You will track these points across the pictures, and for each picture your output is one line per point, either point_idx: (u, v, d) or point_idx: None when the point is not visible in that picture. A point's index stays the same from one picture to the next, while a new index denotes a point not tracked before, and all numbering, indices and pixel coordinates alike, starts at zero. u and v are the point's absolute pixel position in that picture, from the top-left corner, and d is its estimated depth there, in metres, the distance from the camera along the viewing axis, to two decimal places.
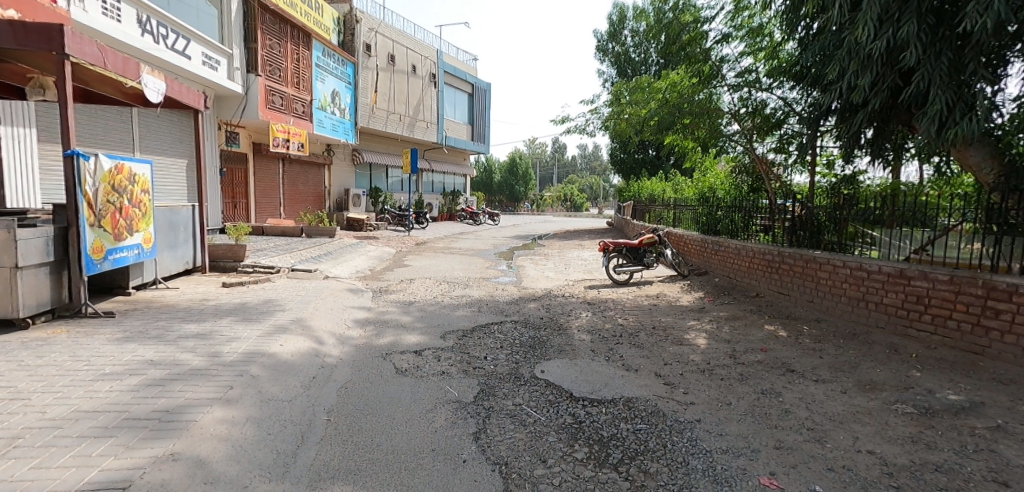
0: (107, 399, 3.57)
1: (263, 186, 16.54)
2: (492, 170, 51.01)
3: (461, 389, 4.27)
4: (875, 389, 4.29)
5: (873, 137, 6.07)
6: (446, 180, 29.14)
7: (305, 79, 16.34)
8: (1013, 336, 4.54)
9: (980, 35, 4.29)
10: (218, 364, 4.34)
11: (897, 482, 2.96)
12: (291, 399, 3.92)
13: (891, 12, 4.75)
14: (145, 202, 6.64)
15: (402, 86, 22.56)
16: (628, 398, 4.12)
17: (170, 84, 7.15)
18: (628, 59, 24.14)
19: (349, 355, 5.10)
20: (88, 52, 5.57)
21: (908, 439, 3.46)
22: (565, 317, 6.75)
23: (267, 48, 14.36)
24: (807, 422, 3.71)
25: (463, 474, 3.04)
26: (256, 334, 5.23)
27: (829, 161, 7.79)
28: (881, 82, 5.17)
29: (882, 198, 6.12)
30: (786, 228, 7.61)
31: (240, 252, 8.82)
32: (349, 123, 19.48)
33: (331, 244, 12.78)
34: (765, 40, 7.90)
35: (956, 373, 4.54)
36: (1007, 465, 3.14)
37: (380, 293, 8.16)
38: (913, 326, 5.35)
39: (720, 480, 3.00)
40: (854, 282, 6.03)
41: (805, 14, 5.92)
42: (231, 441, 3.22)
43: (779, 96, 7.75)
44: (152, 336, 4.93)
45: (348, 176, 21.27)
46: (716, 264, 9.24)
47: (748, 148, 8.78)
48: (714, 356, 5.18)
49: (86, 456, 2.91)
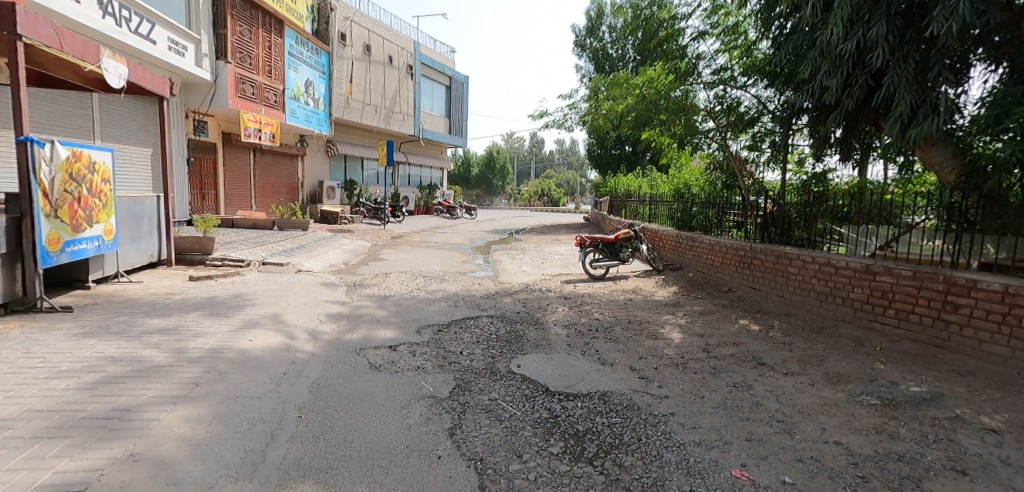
0: (63, 398, 3.42)
1: (233, 176, 16.08)
2: (470, 163, 50.93)
3: (437, 384, 4.23)
4: (842, 381, 4.39)
5: (843, 136, 6.22)
6: (423, 173, 28.93)
7: (278, 68, 15.94)
8: (971, 329, 4.69)
9: (946, 39, 4.39)
10: (184, 360, 4.21)
11: (862, 472, 3.04)
12: (260, 396, 3.80)
13: (862, 13, 4.84)
14: (107, 192, 6.39)
15: (378, 76, 22.20)
16: (603, 391, 4.14)
17: (134, 69, 6.88)
18: (606, 55, 24.26)
19: (321, 350, 4.99)
20: (42, 32, 5.30)
21: (874, 429, 3.55)
22: (542, 312, 6.75)
23: (237, 34, 13.95)
24: (777, 414, 3.78)
25: (439, 470, 3.01)
26: (224, 328, 5.10)
27: (800, 159, 7.92)
28: (853, 83, 5.25)
29: (851, 195, 6.26)
30: (757, 224, 7.72)
31: (209, 244, 8.54)
32: (323, 114, 19.14)
33: (305, 237, 12.52)
34: (740, 39, 8.00)
35: (918, 366, 4.68)
36: (964, 453, 3.25)
37: (355, 287, 8.06)
38: (877, 320, 5.51)
39: (693, 472, 3.04)
40: (822, 277, 6.18)
41: (779, 13, 5.99)
42: (196, 441, 3.12)
43: (754, 94, 7.85)
44: (114, 332, 4.75)
45: (323, 168, 20.98)
46: (691, 259, 9.37)
47: (722, 145, 8.90)
48: (688, 350, 5.24)
49: (40, 457, 2.79)
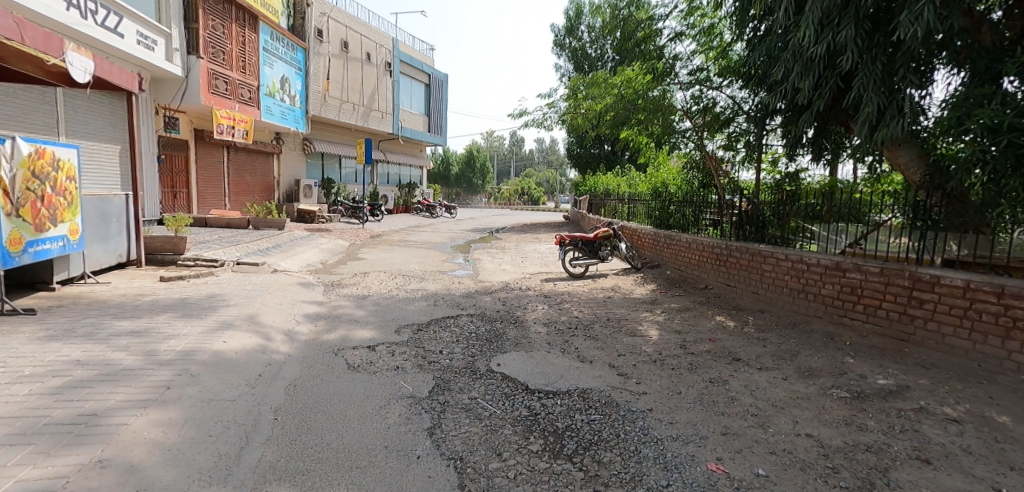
0: (26, 403, 3.31)
1: (206, 174, 15.74)
2: (450, 161, 50.75)
3: (416, 383, 4.21)
4: (814, 375, 4.50)
5: (815, 136, 6.35)
6: (402, 172, 28.74)
7: (252, 64, 15.65)
8: (934, 323, 4.84)
9: (911, 43, 4.52)
10: (154, 363, 4.11)
11: (833, 463, 3.11)
12: (234, 398, 3.73)
13: (832, 16, 4.96)
14: (71, 190, 6.19)
15: (356, 73, 21.95)
16: (583, 388, 4.16)
17: (100, 63, 6.67)
18: (585, 55, 24.38)
19: (298, 351, 4.91)
20: (2, 23, 5.10)
21: (843, 422, 3.64)
22: (522, 310, 6.76)
23: (210, 29, 13.65)
24: (751, 408, 3.84)
25: (419, 470, 2.99)
26: (197, 330, 4.99)
27: (774, 158, 8.07)
28: (823, 85, 5.37)
29: (822, 194, 6.41)
30: (733, 222, 7.85)
31: (180, 244, 8.35)
32: (299, 111, 18.86)
33: (281, 237, 12.31)
34: (716, 40, 8.11)
35: (885, 359, 4.82)
36: (929, 443, 3.36)
37: (333, 287, 7.97)
38: (847, 315, 5.65)
39: (670, 467, 3.08)
40: (795, 274, 6.31)
41: (753, 15, 6.09)
42: (167, 445, 3.04)
43: (729, 95, 7.97)
44: (80, 335, 4.61)
45: (300, 166, 20.68)
46: (668, 257, 9.48)
47: (699, 145, 9.02)
48: (665, 347, 5.31)
49: (1, 465, 2.70)
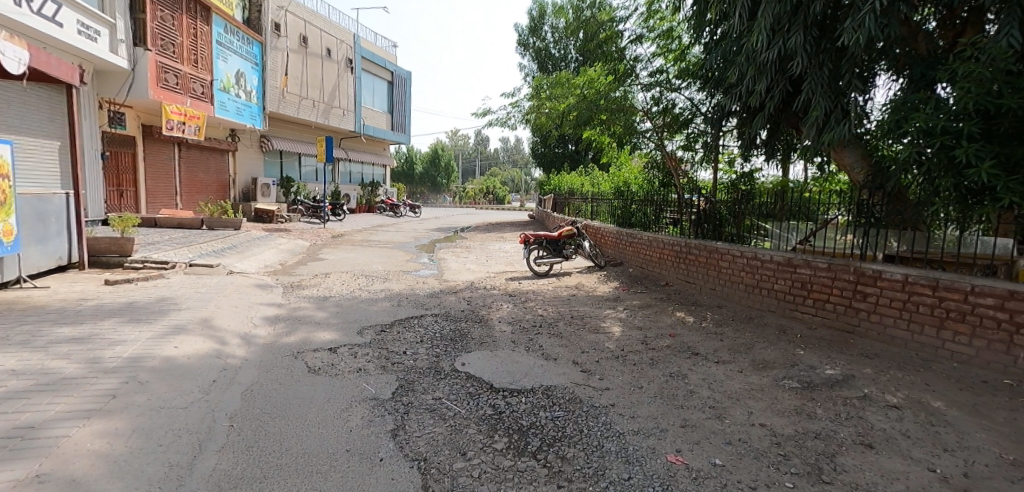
0: None
1: (155, 172, 15.08)
2: (414, 160, 50.22)
3: (379, 385, 4.14)
4: (768, 367, 4.65)
5: (768, 138, 6.56)
6: (364, 170, 28.25)
7: (205, 58, 15.08)
8: (877, 316, 5.08)
9: (855, 49, 4.73)
10: (99, 371, 3.91)
11: (784, 451, 3.23)
12: (186, 405, 3.59)
13: (782, 23, 5.15)
14: (4, 188, 5.83)
15: (315, 69, 21.45)
16: (546, 386, 4.18)
17: (36, 53, 6.30)
18: (549, 55, 24.55)
19: (255, 354, 4.77)
20: None
21: (794, 411, 3.78)
22: (486, 309, 6.74)
23: (158, 19, 13.08)
24: (709, 401, 3.95)
25: (381, 472, 2.95)
26: (146, 335, 4.78)
27: (731, 159, 8.30)
28: (775, 88, 5.57)
29: (775, 194, 6.65)
30: (692, 221, 8.04)
31: (127, 246, 7.98)
32: (256, 107, 18.30)
33: (238, 237, 11.91)
34: (675, 43, 8.29)
35: (833, 350, 5.03)
36: (872, 429, 3.53)
37: (292, 288, 7.77)
38: (797, 309, 5.88)
39: (632, 460, 3.14)
40: (750, 271, 6.52)
41: (709, 20, 6.25)
42: (112, 457, 2.91)
43: (687, 97, 8.15)
44: (16, 343, 4.35)
45: (257, 165, 20.05)
46: (630, 255, 9.64)
47: (659, 145, 9.20)
48: (627, 343, 5.40)
49: None
